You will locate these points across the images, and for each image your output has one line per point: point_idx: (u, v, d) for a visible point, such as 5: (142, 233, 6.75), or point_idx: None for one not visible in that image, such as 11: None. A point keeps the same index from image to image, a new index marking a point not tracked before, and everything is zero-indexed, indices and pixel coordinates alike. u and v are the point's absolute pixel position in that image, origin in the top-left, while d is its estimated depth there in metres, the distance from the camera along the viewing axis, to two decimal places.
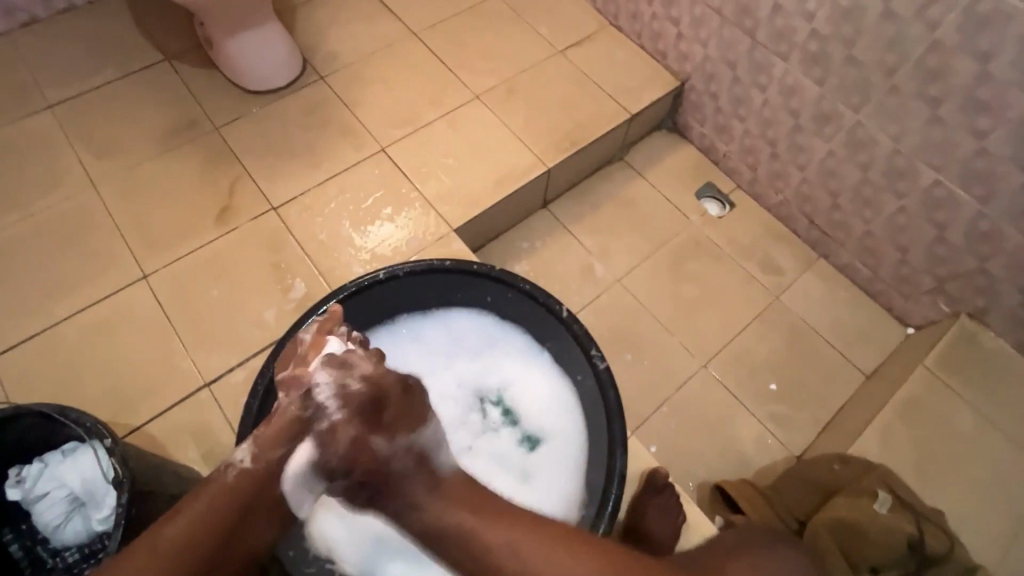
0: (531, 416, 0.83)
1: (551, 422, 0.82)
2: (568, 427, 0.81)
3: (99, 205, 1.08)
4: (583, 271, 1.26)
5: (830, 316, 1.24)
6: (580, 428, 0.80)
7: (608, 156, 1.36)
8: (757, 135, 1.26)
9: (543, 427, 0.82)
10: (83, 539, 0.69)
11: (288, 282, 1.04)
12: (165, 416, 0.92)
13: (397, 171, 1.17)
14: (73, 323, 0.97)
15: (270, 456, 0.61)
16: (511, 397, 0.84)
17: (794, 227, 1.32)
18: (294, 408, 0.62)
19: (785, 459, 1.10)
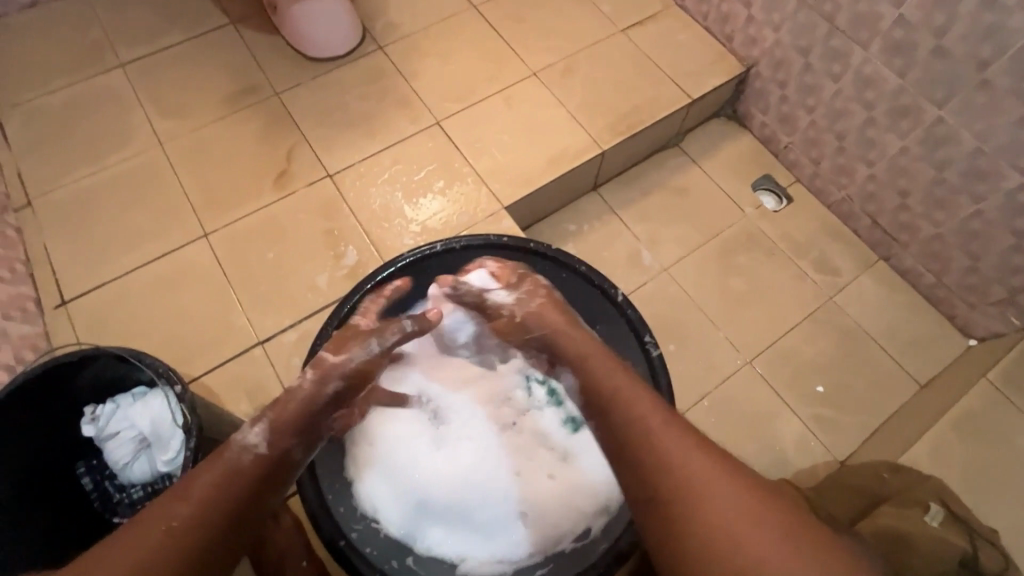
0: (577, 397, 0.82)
1: None
2: None
3: (165, 163, 1.12)
4: (630, 258, 1.24)
5: (886, 320, 1.19)
6: None
7: (663, 141, 1.33)
8: (824, 127, 1.21)
9: None
10: (149, 478, 0.73)
11: (340, 249, 1.06)
12: (221, 370, 0.96)
13: (450, 145, 1.16)
14: (138, 276, 1.02)
15: (284, 442, 0.63)
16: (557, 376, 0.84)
17: (854, 226, 1.27)
18: (306, 401, 0.67)
19: (827, 463, 1.07)
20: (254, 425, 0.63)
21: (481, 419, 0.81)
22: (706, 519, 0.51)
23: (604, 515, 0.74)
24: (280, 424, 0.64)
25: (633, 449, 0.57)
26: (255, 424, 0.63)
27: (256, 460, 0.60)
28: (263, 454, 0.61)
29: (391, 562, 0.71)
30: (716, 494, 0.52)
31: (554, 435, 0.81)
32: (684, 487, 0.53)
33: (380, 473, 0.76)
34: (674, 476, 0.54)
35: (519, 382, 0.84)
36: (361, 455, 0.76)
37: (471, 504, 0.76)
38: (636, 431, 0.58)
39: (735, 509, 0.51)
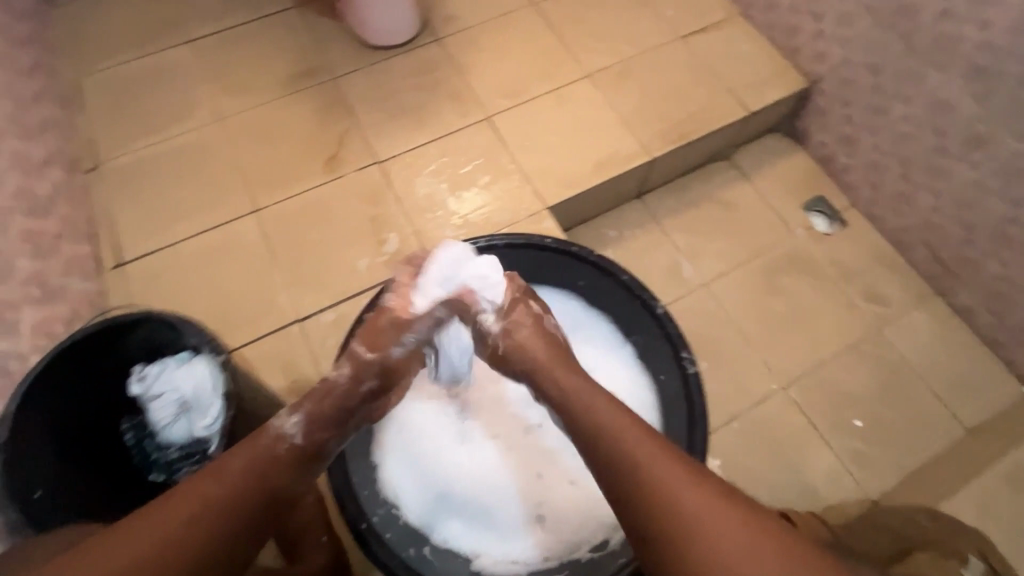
0: None
1: None
2: None
3: (223, 138, 1.16)
4: (669, 269, 1.21)
5: (937, 359, 1.14)
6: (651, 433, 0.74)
7: (714, 153, 1.29)
8: (889, 151, 1.16)
9: None
10: (185, 442, 0.76)
11: (382, 235, 1.07)
12: (260, 343, 0.98)
13: (498, 142, 1.16)
14: (190, 244, 1.06)
15: (320, 436, 0.66)
16: None
17: (911, 257, 1.21)
18: (347, 396, 0.68)
19: (858, 501, 1.03)
20: (291, 416, 0.64)
21: (507, 419, 0.81)
22: (702, 564, 0.49)
23: (624, 528, 0.73)
24: (314, 416, 0.65)
25: (626, 485, 0.55)
26: (291, 414, 0.64)
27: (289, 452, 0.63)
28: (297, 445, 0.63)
29: (409, 550, 0.71)
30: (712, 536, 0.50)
31: None
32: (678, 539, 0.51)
33: (405, 461, 0.77)
34: (668, 523, 0.52)
35: None
36: (388, 440, 0.77)
37: (492, 501, 0.76)
38: (629, 465, 0.56)
39: (731, 549, 0.49)
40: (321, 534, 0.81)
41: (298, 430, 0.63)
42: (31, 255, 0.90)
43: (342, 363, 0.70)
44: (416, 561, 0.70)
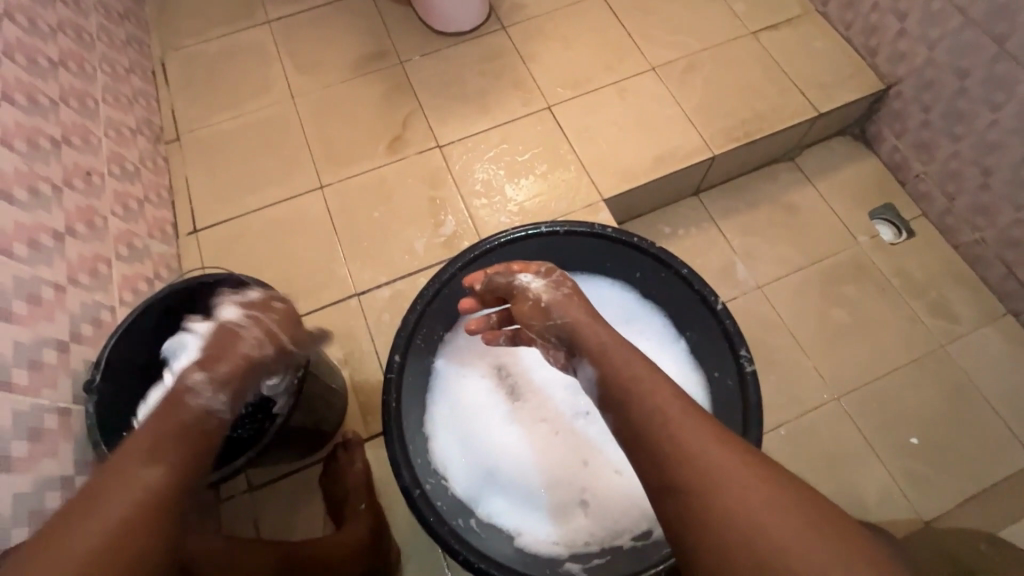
0: None
1: None
2: None
3: (294, 116, 1.20)
4: (723, 270, 1.19)
5: (1007, 382, 1.08)
6: None
7: (777, 153, 1.26)
8: (969, 160, 1.10)
9: None
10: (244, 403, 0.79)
11: (440, 218, 1.10)
12: (319, 314, 1.03)
13: (559, 131, 1.17)
14: (259, 216, 1.11)
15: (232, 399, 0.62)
16: None
17: (984, 273, 1.15)
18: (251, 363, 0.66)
19: (911, 521, 0.98)
20: (220, 394, 0.61)
21: (555, 404, 0.83)
22: (720, 519, 0.48)
23: None
24: (237, 391, 0.64)
25: (649, 443, 0.56)
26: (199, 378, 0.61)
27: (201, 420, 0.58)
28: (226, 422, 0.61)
29: (457, 519, 0.73)
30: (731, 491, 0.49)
31: None
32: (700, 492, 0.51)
33: (454, 436, 0.79)
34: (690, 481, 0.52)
35: None
36: (439, 415, 0.80)
37: (537, 481, 0.78)
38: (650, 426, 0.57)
39: (756, 505, 0.48)
40: (360, 503, 0.86)
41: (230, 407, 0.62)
42: (121, 216, 0.97)
43: (261, 342, 0.67)
44: (463, 530, 0.72)
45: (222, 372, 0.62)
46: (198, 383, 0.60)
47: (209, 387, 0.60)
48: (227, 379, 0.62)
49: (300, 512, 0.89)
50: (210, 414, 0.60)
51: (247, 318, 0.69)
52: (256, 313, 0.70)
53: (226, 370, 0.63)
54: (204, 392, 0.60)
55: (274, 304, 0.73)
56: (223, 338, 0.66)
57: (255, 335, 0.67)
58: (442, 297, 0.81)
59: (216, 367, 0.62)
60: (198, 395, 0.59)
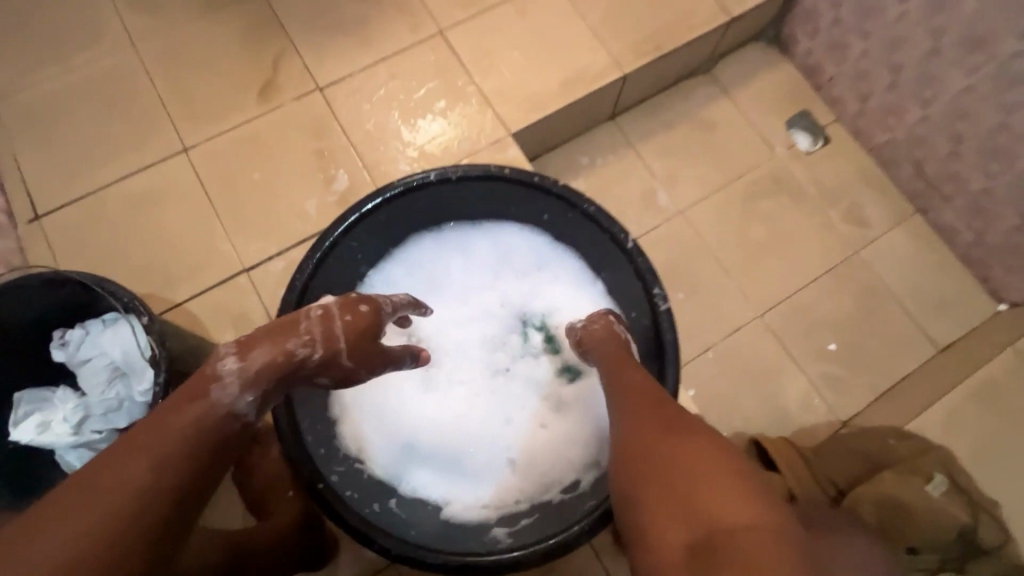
0: None
1: None
2: None
3: (139, 65, 1.01)
4: (645, 197, 1.14)
5: (914, 279, 1.12)
6: None
7: (693, 66, 1.19)
8: (879, 58, 1.07)
9: None
10: (117, 413, 0.67)
11: (331, 173, 0.97)
12: (205, 296, 0.91)
13: (455, 61, 1.04)
14: (116, 191, 0.95)
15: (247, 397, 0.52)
16: (556, 323, 0.79)
17: (894, 175, 1.16)
18: (291, 360, 0.55)
19: (830, 422, 1.03)
20: (244, 394, 0.52)
21: (473, 366, 0.77)
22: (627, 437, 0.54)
23: (594, 470, 0.71)
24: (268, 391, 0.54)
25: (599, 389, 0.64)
26: (229, 363, 0.53)
27: (202, 419, 0.49)
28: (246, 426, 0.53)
29: (372, 505, 0.66)
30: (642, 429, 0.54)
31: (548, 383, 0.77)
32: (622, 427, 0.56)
33: (365, 413, 0.73)
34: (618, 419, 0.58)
35: (516, 326, 0.79)
36: (344, 394, 0.72)
37: (460, 449, 0.74)
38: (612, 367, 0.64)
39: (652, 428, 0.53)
40: (286, 491, 0.77)
41: (254, 411, 0.53)
42: None
43: (315, 343, 0.57)
44: (381, 516, 0.65)
45: (257, 367, 0.53)
46: (228, 369, 0.52)
47: (236, 381, 0.52)
48: (259, 379, 0.53)
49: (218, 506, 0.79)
50: (229, 417, 0.51)
51: (321, 307, 0.59)
52: (334, 304, 0.60)
53: (263, 363, 0.54)
54: (231, 385, 0.52)
55: (360, 304, 0.61)
56: (285, 323, 0.57)
57: (312, 332, 0.57)
58: (330, 264, 0.71)
59: (251, 356, 0.54)
60: (223, 387, 0.51)
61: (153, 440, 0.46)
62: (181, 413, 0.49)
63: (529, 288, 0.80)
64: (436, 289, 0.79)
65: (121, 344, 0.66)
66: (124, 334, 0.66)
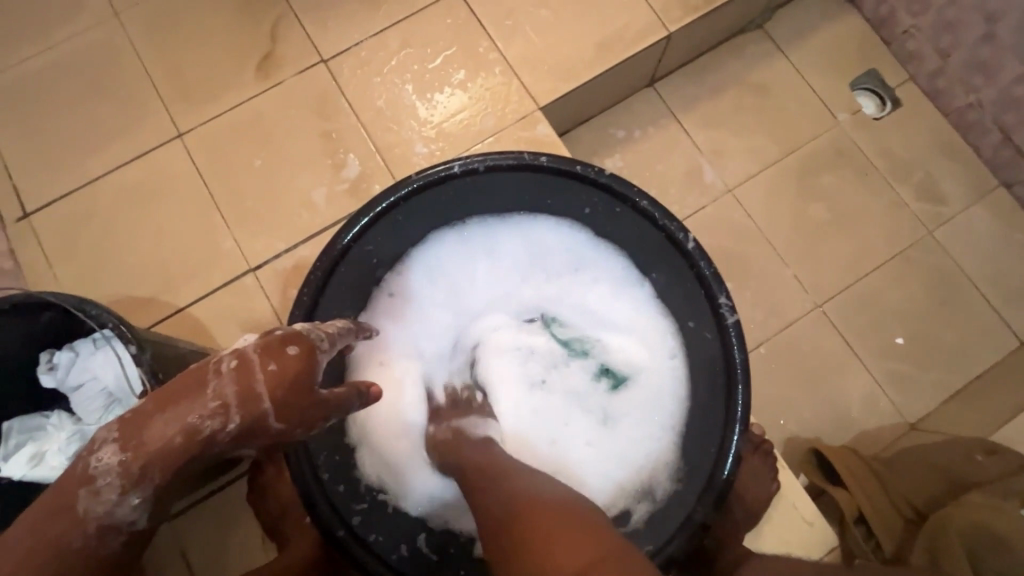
0: (623, 355, 0.65)
1: (648, 362, 0.64)
2: (667, 370, 0.63)
3: (123, 40, 0.91)
4: (689, 175, 1.02)
5: (995, 263, 0.99)
6: (679, 378, 0.63)
7: (744, 20, 1.04)
8: (971, 5, 0.91)
9: (636, 369, 0.64)
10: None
11: (339, 158, 0.87)
12: (210, 300, 0.83)
13: (474, 23, 0.91)
14: (107, 184, 0.86)
15: (132, 498, 0.41)
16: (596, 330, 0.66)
17: (976, 143, 1.02)
18: (190, 443, 0.42)
19: (896, 426, 0.93)
20: (126, 498, 0.41)
21: (500, 382, 0.64)
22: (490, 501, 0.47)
23: (648, 500, 0.60)
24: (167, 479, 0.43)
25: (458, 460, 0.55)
26: (104, 454, 0.41)
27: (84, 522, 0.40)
28: (139, 530, 0.43)
29: (400, 549, 0.59)
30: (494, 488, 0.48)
31: (592, 398, 0.64)
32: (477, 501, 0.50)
33: (384, 437, 0.63)
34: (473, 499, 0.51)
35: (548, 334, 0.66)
36: (362, 416, 0.63)
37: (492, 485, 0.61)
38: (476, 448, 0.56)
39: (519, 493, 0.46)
40: (305, 516, 0.71)
41: (144, 512, 0.43)
42: None
43: (228, 410, 0.43)
44: (408, 561, 0.59)
45: (140, 463, 0.41)
46: (104, 466, 0.41)
47: (114, 482, 0.41)
48: (150, 473, 0.42)
49: (237, 529, 0.74)
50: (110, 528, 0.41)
51: (236, 356, 0.44)
52: (251, 349, 0.44)
53: (153, 450, 0.41)
54: (107, 489, 0.41)
55: (287, 347, 0.46)
56: (182, 385, 0.43)
57: (223, 396, 0.43)
58: (344, 273, 0.63)
59: (134, 445, 0.41)
60: (96, 493, 0.41)
61: None
62: (41, 527, 0.39)
63: (563, 288, 0.67)
64: (455, 294, 0.68)
65: (108, 369, 0.58)
66: (110, 358, 0.58)
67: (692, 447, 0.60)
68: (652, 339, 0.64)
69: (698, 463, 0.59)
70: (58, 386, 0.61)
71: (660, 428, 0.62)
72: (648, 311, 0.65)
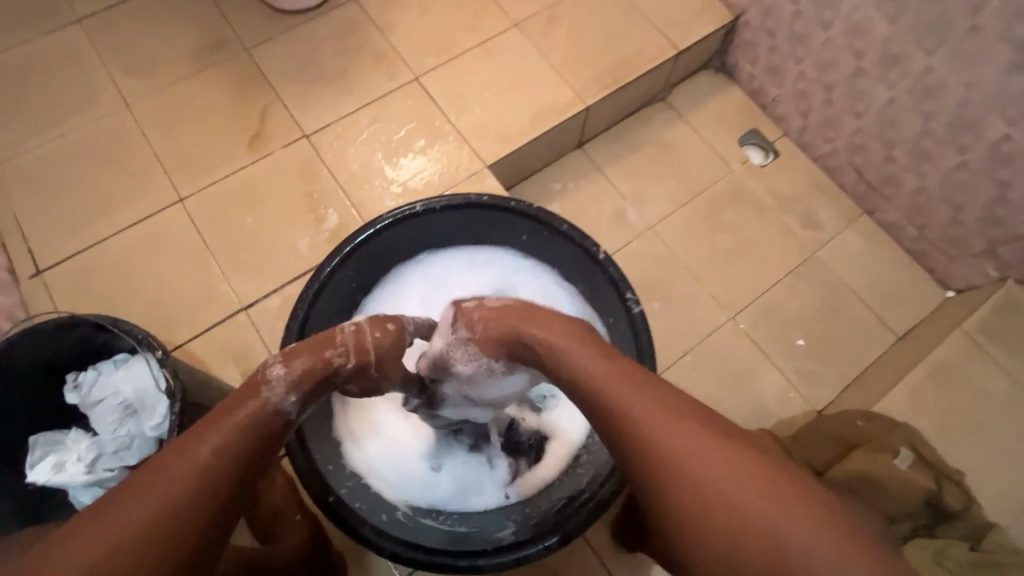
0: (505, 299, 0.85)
1: (516, 284, 0.85)
2: (528, 275, 0.85)
3: (133, 125, 1.07)
4: (616, 216, 1.23)
5: (869, 275, 1.21)
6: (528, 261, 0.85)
7: (649, 95, 1.29)
8: (813, 78, 1.19)
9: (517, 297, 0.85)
10: (127, 450, 0.70)
11: (320, 212, 1.04)
12: (206, 336, 0.95)
13: (431, 103, 1.13)
14: (114, 243, 1.00)
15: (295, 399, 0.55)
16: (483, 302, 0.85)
17: (840, 180, 1.26)
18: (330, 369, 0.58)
19: (806, 413, 1.10)
20: (289, 395, 0.54)
21: None
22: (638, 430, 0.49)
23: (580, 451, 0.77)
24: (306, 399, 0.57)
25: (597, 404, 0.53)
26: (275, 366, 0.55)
27: (261, 410, 0.52)
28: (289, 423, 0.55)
29: (381, 516, 0.69)
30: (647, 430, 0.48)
31: None
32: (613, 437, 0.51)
33: (367, 442, 0.77)
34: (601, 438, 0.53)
35: None
36: (345, 424, 0.76)
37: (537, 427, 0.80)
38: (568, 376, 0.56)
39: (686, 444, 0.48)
40: (297, 513, 0.80)
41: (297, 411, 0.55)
42: None
43: (349, 353, 0.59)
44: (390, 524, 0.69)
45: (300, 376, 0.56)
46: (275, 376, 0.55)
47: (282, 384, 0.54)
48: (301, 384, 0.55)
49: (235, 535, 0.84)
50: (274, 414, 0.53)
51: (355, 324, 0.61)
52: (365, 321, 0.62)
53: (306, 371, 0.56)
54: (277, 387, 0.54)
55: (389, 322, 0.63)
56: (319, 339, 0.59)
57: (347, 344, 0.59)
58: (328, 294, 0.76)
59: (295, 363, 0.56)
60: (271, 390, 0.54)
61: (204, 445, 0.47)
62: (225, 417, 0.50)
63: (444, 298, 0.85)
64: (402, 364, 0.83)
65: (128, 381, 0.70)
66: (133, 370, 0.70)
67: None
68: (503, 271, 0.86)
69: None
70: (81, 403, 0.72)
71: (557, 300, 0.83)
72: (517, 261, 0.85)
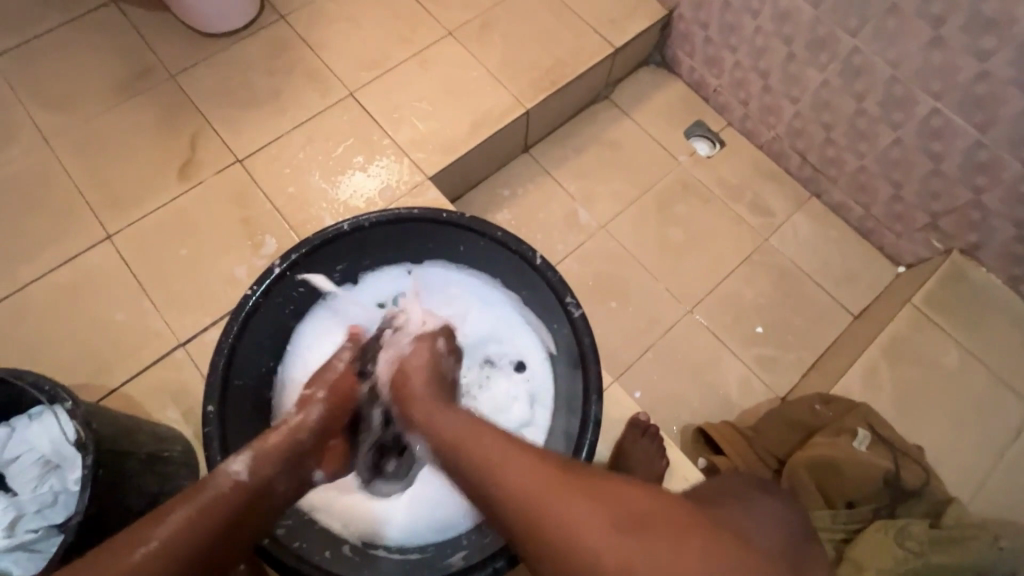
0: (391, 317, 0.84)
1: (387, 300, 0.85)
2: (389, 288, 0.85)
3: (54, 163, 1.03)
4: (568, 218, 1.22)
5: (821, 256, 1.21)
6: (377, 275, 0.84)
7: (591, 95, 1.29)
8: (749, 67, 1.19)
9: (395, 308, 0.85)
10: (52, 507, 0.66)
11: (258, 239, 1.00)
12: (142, 376, 0.90)
13: (367, 118, 1.10)
14: (39, 288, 0.95)
15: (266, 468, 0.58)
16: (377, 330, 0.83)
17: (786, 165, 1.27)
18: (295, 427, 0.63)
19: (769, 401, 1.10)
20: (242, 458, 0.57)
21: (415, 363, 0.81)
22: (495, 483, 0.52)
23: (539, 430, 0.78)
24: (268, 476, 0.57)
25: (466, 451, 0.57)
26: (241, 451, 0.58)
27: (234, 487, 0.54)
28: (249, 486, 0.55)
29: (325, 552, 0.68)
30: (492, 476, 0.53)
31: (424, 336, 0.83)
32: (500, 518, 0.52)
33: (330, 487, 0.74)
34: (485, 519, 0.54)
35: None
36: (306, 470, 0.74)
37: (507, 398, 0.81)
38: (451, 452, 0.58)
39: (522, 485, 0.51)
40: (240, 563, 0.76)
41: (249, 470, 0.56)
42: None
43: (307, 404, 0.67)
44: (333, 562, 0.67)
45: (259, 448, 0.59)
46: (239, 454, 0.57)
47: (242, 454, 0.57)
48: (267, 453, 0.59)
49: None
50: (240, 494, 0.54)
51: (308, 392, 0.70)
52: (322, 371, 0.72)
53: (270, 440, 0.61)
54: (237, 459, 0.56)
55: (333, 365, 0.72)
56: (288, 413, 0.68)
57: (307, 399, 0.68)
58: (257, 323, 0.73)
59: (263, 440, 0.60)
60: (232, 463, 0.56)
61: (158, 537, 0.47)
62: (195, 498, 0.51)
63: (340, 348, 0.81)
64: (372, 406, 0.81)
65: (41, 437, 0.66)
66: (45, 423, 0.66)
67: (566, 422, 0.73)
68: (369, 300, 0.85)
69: (571, 434, 0.71)
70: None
71: (418, 284, 0.85)
72: (454, 265, 0.84)
